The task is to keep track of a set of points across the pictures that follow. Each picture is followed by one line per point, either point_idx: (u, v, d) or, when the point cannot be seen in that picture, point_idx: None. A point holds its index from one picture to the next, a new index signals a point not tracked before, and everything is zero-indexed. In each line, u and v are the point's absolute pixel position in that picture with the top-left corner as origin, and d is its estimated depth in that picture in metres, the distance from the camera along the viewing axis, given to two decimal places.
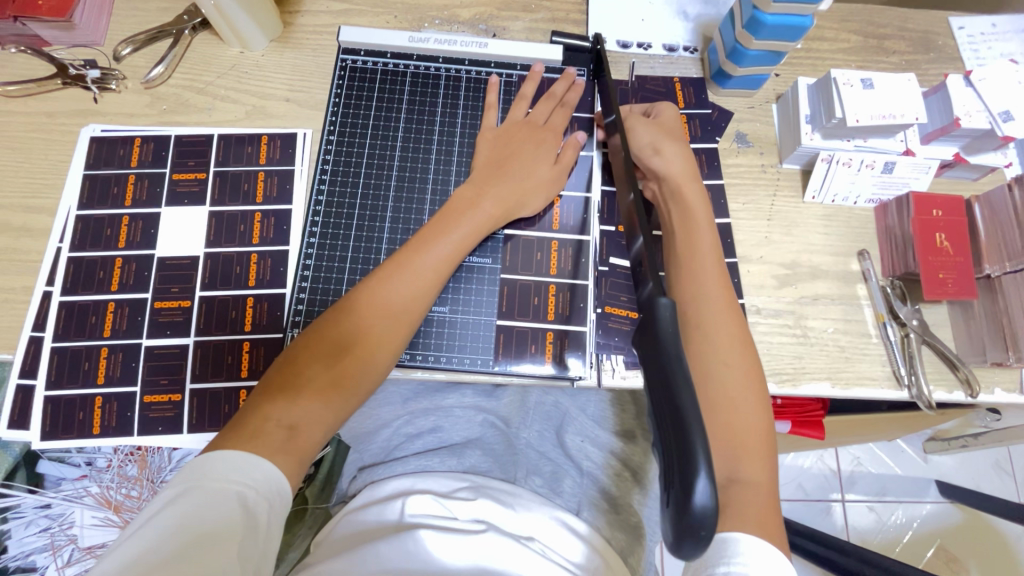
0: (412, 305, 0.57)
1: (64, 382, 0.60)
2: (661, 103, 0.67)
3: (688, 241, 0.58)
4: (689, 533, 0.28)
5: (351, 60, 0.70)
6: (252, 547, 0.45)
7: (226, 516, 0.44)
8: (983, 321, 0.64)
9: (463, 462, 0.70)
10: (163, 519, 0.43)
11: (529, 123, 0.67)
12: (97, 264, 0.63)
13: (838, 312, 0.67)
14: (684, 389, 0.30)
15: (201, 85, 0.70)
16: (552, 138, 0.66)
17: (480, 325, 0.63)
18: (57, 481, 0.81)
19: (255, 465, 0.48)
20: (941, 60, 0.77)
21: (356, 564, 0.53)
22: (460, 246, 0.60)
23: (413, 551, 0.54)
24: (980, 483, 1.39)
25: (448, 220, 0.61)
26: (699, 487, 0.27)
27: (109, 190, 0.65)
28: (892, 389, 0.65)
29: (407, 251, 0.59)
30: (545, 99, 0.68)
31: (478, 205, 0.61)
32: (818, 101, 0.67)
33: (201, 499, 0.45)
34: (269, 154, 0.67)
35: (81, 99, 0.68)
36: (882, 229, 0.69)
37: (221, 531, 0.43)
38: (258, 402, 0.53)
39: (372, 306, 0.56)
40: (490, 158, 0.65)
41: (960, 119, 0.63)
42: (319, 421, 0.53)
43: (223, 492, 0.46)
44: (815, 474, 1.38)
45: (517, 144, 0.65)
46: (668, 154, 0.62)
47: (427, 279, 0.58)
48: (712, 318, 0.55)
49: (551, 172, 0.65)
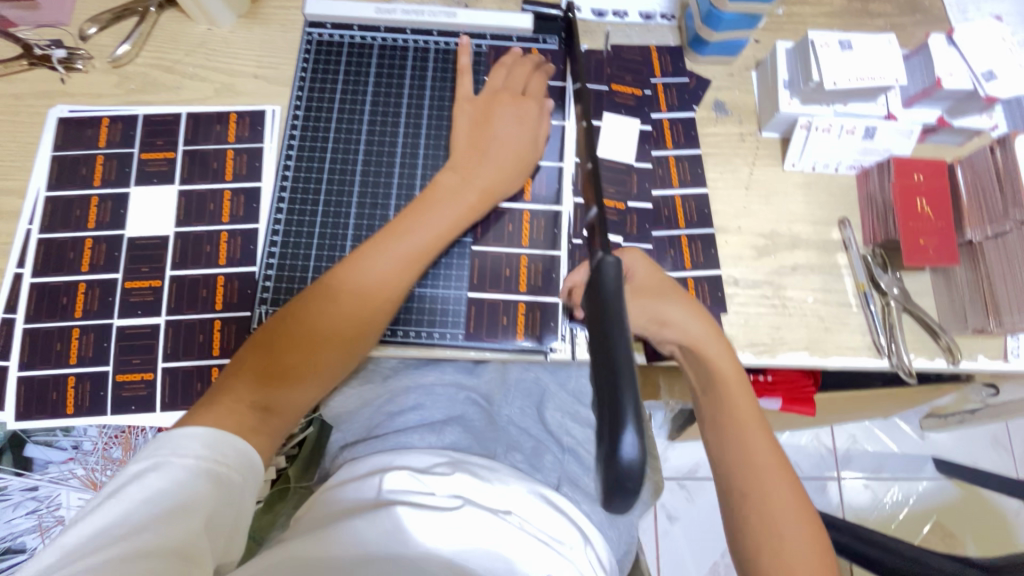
0: (388, 291, 0.56)
1: (37, 363, 0.60)
2: (624, 254, 0.58)
3: (726, 412, 0.54)
4: (614, 487, 0.27)
5: (318, 33, 0.69)
6: (223, 515, 0.45)
7: (191, 489, 0.44)
8: (965, 287, 0.63)
9: (443, 439, 0.66)
10: (129, 491, 0.43)
11: (505, 91, 0.65)
12: (67, 245, 0.63)
13: (818, 281, 0.66)
14: (619, 343, 0.30)
15: (169, 63, 0.69)
16: (527, 105, 0.64)
17: (450, 299, 0.62)
18: (44, 464, 0.79)
19: (217, 440, 0.47)
20: (928, 23, 0.74)
21: (332, 546, 0.50)
22: (441, 231, 0.58)
23: (391, 530, 0.52)
24: (978, 459, 1.38)
25: (428, 205, 0.59)
26: (626, 442, 0.27)
27: (78, 171, 0.65)
28: (873, 358, 0.64)
29: (386, 234, 0.57)
30: (521, 66, 0.66)
31: (458, 190, 0.60)
32: (796, 65, 0.65)
33: (167, 473, 0.45)
34: (238, 132, 0.67)
35: (48, 80, 0.68)
36: (863, 194, 0.68)
37: (187, 504, 0.44)
38: (231, 383, 0.52)
39: (348, 293, 0.55)
40: (470, 138, 0.63)
41: (941, 80, 0.62)
42: (292, 399, 0.53)
43: (189, 469, 0.45)
44: (810, 453, 1.36)
45: (494, 118, 0.63)
46: (677, 319, 0.56)
47: (405, 264, 0.57)
48: (759, 486, 0.52)
49: (529, 147, 0.63)
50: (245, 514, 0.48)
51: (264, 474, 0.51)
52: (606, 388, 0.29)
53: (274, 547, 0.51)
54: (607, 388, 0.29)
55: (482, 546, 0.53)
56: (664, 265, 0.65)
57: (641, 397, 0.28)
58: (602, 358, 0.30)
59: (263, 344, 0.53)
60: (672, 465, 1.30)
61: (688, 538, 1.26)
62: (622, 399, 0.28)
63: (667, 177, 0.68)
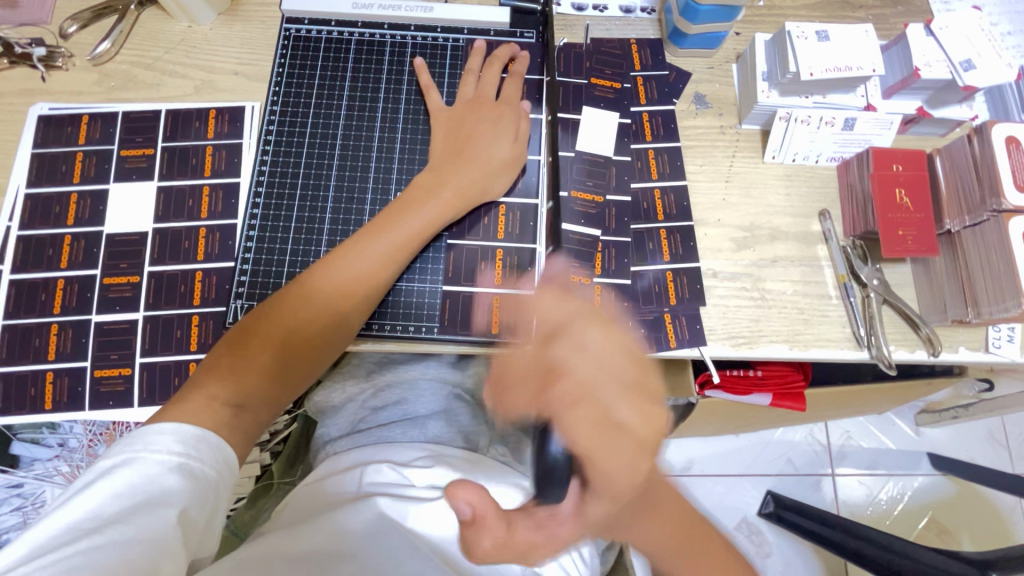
0: (363, 287, 0.56)
1: (16, 359, 0.60)
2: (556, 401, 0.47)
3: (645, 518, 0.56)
4: None
5: (296, 29, 0.69)
6: (198, 509, 0.45)
7: (165, 485, 0.43)
8: (944, 277, 0.63)
9: (425, 433, 0.66)
10: (100, 485, 0.42)
11: (481, 98, 0.65)
12: (46, 241, 0.63)
13: (797, 273, 0.66)
14: None
15: (149, 60, 0.69)
16: (503, 109, 0.64)
17: (427, 292, 0.63)
18: (29, 462, 0.80)
19: (194, 437, 0.46)
20: (911, 14, 0.74)
21: (310, 533, 0.49)
22: (422, 227, 0.59)
23: (372, 519, 0.51)
24: (974, 455, 1.36)
25: (409, 205, 0.59)
26: None
27: (57, 168, 0.65)
28: (853, 350, 0.64)
29: (365, 232, 0.58)
30: (491, 64, 0.67)
31: (438, 188, 0.60)
32: (774, 57, 0.65)
33: (140, 468, 0.43)
34: (217, 129, 0.67)
35: (29, 78, 0.68)
36: (844, 186, 0.68)
37: (161, 499, 0.43)
38: (205, 379, 0.51)
39: (325, 293, 0.55)
40: (449, 138, 0.63)
41: (920, 69, 0.61)
42: (266, 400, 0.52)
43: (160, 464, 0.44)
44: (805, 449, 1.34)
45: (471, 120, 0.63)
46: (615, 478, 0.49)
47: (382, 260, 0.57)
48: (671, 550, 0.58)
49: (507, 143, 0.63)
50: (219, 509, 0.47)
51: (239, 467, 0.50)
52: None
53: (248, 544, 0.50)
54: None
55: None
56: (643, 258, 0.65)
57: None
58: None
59: (236, 347, 0.53)
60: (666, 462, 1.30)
61: None
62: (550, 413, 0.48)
63: (647, 169, 0.68)
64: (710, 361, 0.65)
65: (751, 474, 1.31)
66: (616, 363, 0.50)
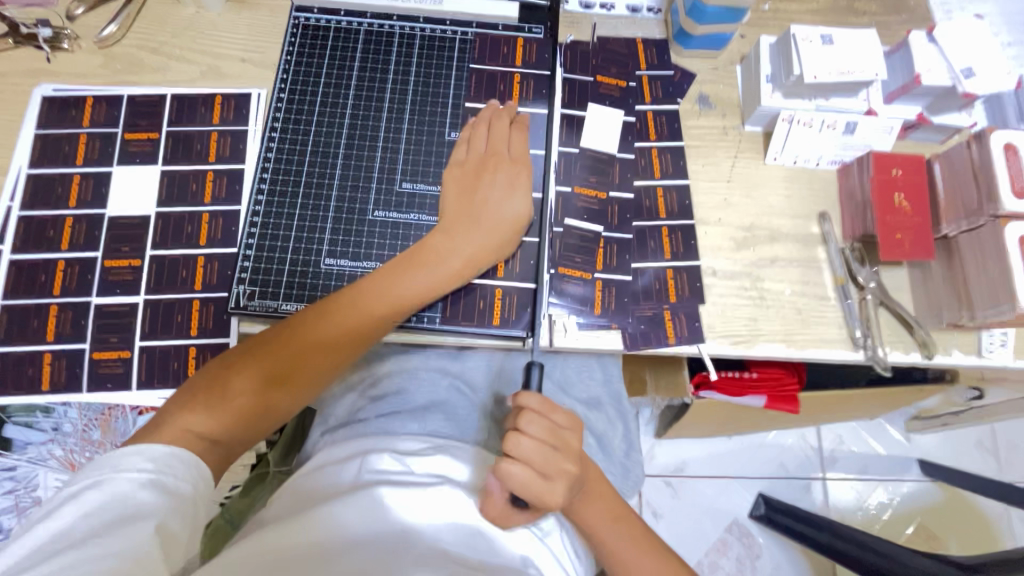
0: (354, 343, 0.57)
1: (15, 340, 0.60)
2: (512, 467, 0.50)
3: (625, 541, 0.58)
4: None
5: (304, 17, 0.69)
6: (178, 524, 0.44)
7: (138, 501, 0.43)
8: (940, 281, 0.64)
9: (424, 427, 0.65)
10: (70, 506, 0.42)
11: (495, 156, 0.63)
12: (47, 223, 0.63)
13: (796, 274, 0.66)
14: None
15: (155, 45, 0.69)
16: (517, 169, 0.63)
17: None
18: (22, 445, 0.78)
19: (165, 456, 0.47)
20: (913, 21, 0.75)
21: (308, 526, 0.48)
22: (423, 292, 0.58)
23: (372, 508, 0.50)
24: (964, 463, 1.37)
25: (409, 268, 0.58)
26: None
27: (60, 149, 0.65)
28: (849, 351, 0.65)
29: (367, 288, 0.57)
30: (504, 119, 0.64)
31: (442, 257, 0.59)
32: (779, 60, 0.66)
33: (110, 488, 0.43)
34: (223, 115, 0.67)
35: (33, 58, 0.68)
36: (843, 190, 0.68)
37: (137, 513, 0.42)
38: (190, 400, 0.51)
39: (321, 347, 0.55)
40: (461, 198, 0.62)
41: (921, 76, 0.62)
42: (243, 433, 0.53)
43: (132, 481, 0.44)
44: (796, 453, 1.35)
45: (482, 183, 0.62)
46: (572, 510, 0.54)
47: (378, 322, 0.57)
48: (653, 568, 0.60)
49: (513, 215, 0.61)
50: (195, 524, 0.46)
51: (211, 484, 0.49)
52: None
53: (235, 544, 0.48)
54: None
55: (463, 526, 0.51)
56: (644, 255, 0.66)
57: None
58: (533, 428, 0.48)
59: (219, 373, 0.53)
60: (658, 462, 1.31)
61: (673, 536, 1.26)
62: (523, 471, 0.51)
63: (650, 168, 0.68)
64: (708, 359, 0.65)
65: (743, 475, 1.32)
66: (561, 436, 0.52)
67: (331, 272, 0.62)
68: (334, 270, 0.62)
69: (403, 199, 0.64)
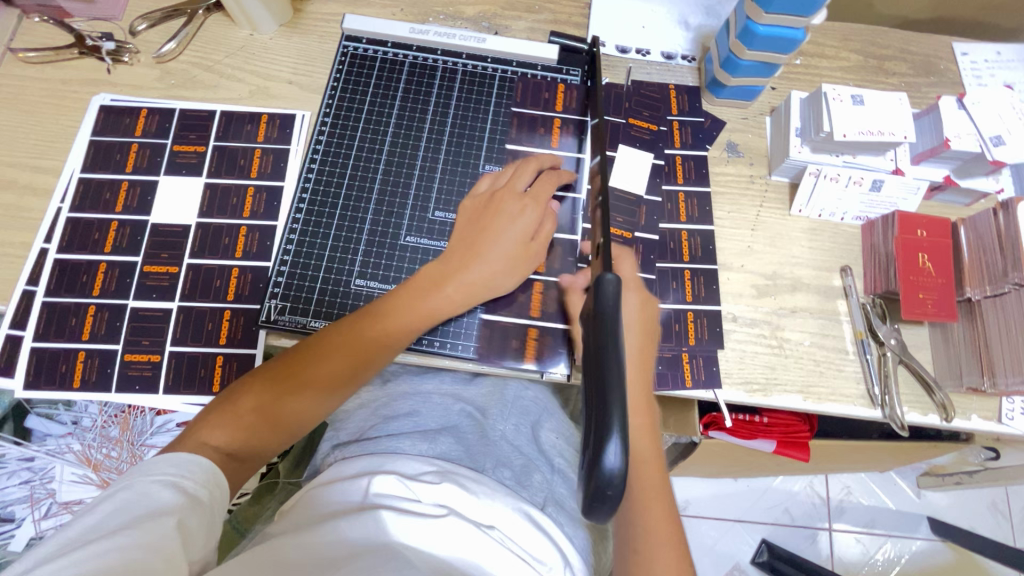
0: (356, 365, 0.57)
1: (51, 336, 0.62)
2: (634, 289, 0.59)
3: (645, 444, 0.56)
4: (598, 497, 0.32)
5: (353, 47, 0.73)
6: (196, 522, 0.45)
7: (161, 500, 0.44)
8: (962, 344, 0.63)
9: (434, 448, 0.64)
10: (99, 506, 0.43)
11: (508, 188, 0.63)
12: (93, 226, 0.66)
13: (816, 326, 0.67)
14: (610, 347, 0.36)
15: (210, 63, 0.72)
16: (530, 202, 0.62)
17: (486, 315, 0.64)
18: (42, 437, 0.80)
19: (186, 461, 0.48)
20: (942, 84, 0.77)
21: (317, 546, 0.47)
22: (422, 317, 0.59)
23: (375, 533, 0.50)
24: (976, 525, 1.33)
25: (411, 293, 0.59)
26: (609, 451, 0.32)
27: (112, 156, 0.68)
28: (866, 408, 0.64)
29: (370, 311, 0.58)
30: (527, 163, 0.66)
31: (444, 287, 0.60)
32: (808, 114, 0.67)
33: (137, 488, 0.45)
34: (267, 133, 0.70)
35: (95, 69, 0.71)
36: (867, 246, 0.69)
37: (158, 511, 0.43)
38: (209, 414, 0.53)
39: (323, 366, 0.56)
40: (470, 227, 0.62)
41: (950, 140, 0.63)
42: (253, 448, 0.53)
43: (155, 484, 0.45)
44: (803, 501, 1.32)
45: (493, 212, 0.62)
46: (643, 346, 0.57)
47: (379, 345, 0.58)
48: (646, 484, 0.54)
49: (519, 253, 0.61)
50: (214, 528, 0.47)
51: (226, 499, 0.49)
52: (600, 396, 0.34)
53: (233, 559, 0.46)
54: (600, 397, 0.34)
55: (464, 557, 0.50)
56: (666, 295, 0.67)
57: (626, 414, 0.34)
58: (595, 356, 0.36)
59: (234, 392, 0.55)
60: None
61: None
62: (609, 413, 0.33)
63: (675, 212, 0.69)
64: (722, 404, 0.65)
65: (747, 519, 1.30)
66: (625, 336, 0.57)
67: (360, 293, 0.63)
68: (363, 291, 0.63)
69: (434, 227, 0.66)
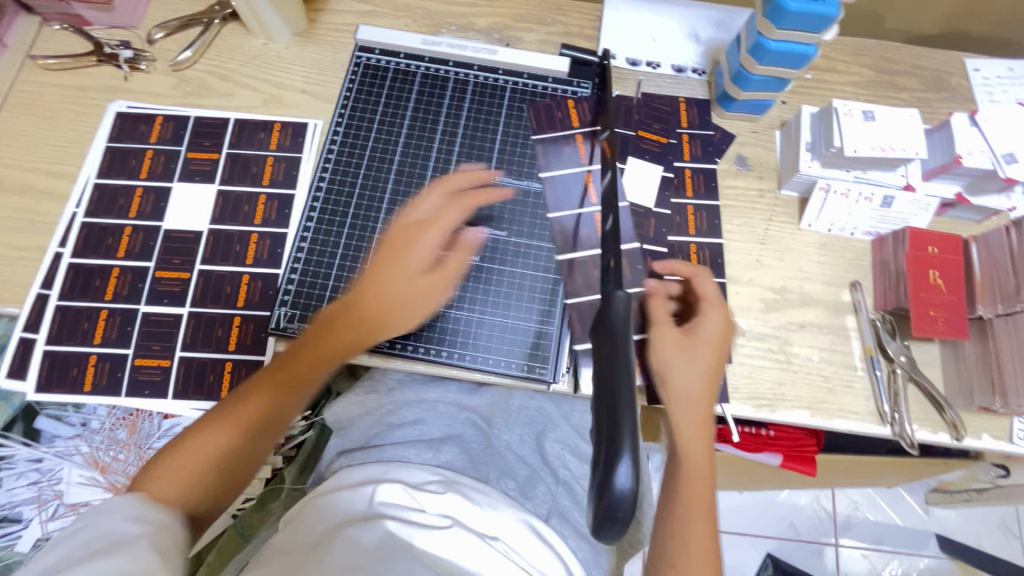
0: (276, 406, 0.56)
1: (63, 339, 0.63)
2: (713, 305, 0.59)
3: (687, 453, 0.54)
4: (608, 515, 0.33)
5: (366, 57, 0.73)
6: (168, 543, 0.44)
7: (125, 530, 0.43)
8: (973, 362, 0.63)
9: (438, 457, 0.64)
10: (56, 549, 0.41)
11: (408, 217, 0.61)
12: (108, 231, 0.67)
13: (825, 341, 0.67)
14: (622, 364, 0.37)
15: (225, 71, 0.73)
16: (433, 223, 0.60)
17: (497, 326, 0.64)
18: (51, 438, 0.83)
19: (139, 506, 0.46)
20: (953, 100, 0.76)
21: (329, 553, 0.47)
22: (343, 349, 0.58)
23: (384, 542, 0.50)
24: (985, 543, 1.31)
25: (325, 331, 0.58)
26: (620, 471, 0.32)
27: (127, 162, 0.69)
28: (875, 425, 0.64)
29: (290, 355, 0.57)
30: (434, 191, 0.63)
31: (355, 317, 0.58)
32: (819, 129, 0.67)
33: (94, 525, 0.43)
34: (280, 141, 0.70)
35: (112, 76, 0.72)
36: (877, 262, 0.69)
37: (126, 539, 0.42)
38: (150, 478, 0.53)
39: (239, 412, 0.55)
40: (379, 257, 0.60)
41: (961, 157, 0.63)
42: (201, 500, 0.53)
43: (114, 520, 0.44)
44: (809, 515, 1.31)
45: (394, 240, 0.60)
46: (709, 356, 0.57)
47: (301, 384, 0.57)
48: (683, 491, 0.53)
49: (426, 290, 0.59)
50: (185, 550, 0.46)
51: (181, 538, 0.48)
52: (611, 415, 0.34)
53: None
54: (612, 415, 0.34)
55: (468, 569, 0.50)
56: None
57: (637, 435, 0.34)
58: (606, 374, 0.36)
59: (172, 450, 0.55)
60: None
61: None
62: (620, 432, 0.34)
63: (685, 225, 0.69)
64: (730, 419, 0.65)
65: (751, 532, 1.29)
66: (701, 347, 0.57)
67: None
68: None
69: None
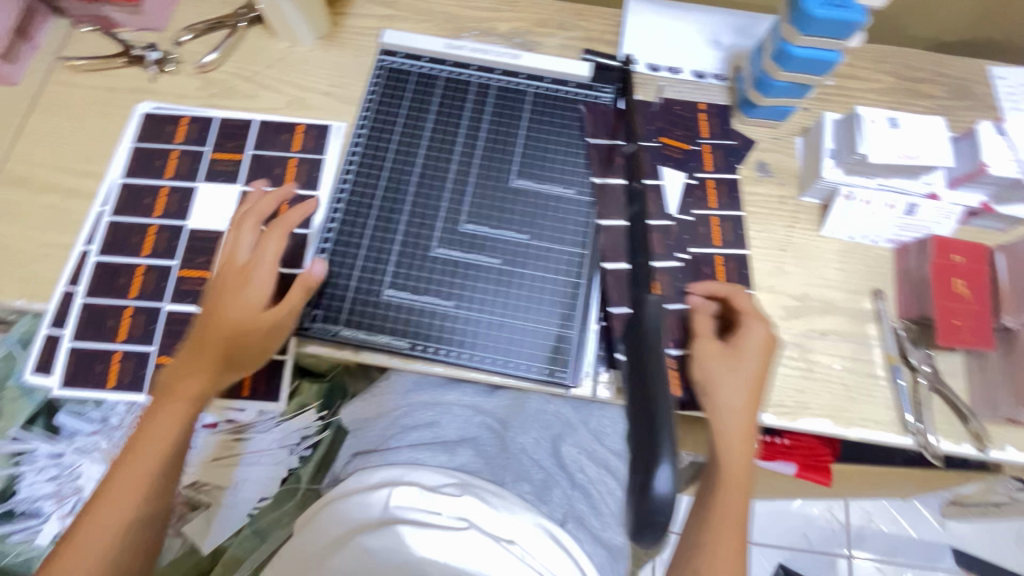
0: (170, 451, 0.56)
1: (88, 336, 0.64)
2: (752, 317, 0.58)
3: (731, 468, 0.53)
4: (648, 520, 0.35)
5: (389, 61, 0.74)
6: None
7: None
8: (999, 373, 0.62)
9: (454, 460, 0.67)
10: None
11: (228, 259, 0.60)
12: (133, 229, 0.67)
13: (847, 349, 0.66)
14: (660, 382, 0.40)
15: (249, 74, 0.74)
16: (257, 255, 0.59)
17: (523, 329, 0.64)
18: (71, 434, 0.83)
19: None
20: (978, 108, 0.76)
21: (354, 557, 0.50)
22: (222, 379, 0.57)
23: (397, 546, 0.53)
24: (1002, 559, 1.29)
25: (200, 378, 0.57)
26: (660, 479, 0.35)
27: (152, 162, 0.70)
28: (897, 435, 0.63)
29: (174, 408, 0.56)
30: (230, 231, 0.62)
31: (228, 354, 0.57)
32: (843, 136, 0.67)
33: None
34: (303, 143, 0.71)
35: (139, 77, 0.74)
36: (900, 270, 0.68)
37: None
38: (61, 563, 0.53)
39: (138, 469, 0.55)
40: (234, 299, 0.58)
41: (985, 165, 0.63)
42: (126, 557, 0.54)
43: None
44: (822, 526, 1.29)
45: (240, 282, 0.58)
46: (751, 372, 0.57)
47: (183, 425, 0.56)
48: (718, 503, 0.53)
49: (269, 321, 0.58)
50: None
51: None
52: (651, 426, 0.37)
53: None
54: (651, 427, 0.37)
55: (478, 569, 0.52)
56: None
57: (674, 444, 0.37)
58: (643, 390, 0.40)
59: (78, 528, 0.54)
60: None
61: None
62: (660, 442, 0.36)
63: (708, 235, 0.69)
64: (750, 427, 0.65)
65: (763, 542, 1.28)
66: (746, 361, 0.56)
67: (391, 303, 0.64)
68: (394, 301, 0.64)
69: (465, 239, 0.67)
